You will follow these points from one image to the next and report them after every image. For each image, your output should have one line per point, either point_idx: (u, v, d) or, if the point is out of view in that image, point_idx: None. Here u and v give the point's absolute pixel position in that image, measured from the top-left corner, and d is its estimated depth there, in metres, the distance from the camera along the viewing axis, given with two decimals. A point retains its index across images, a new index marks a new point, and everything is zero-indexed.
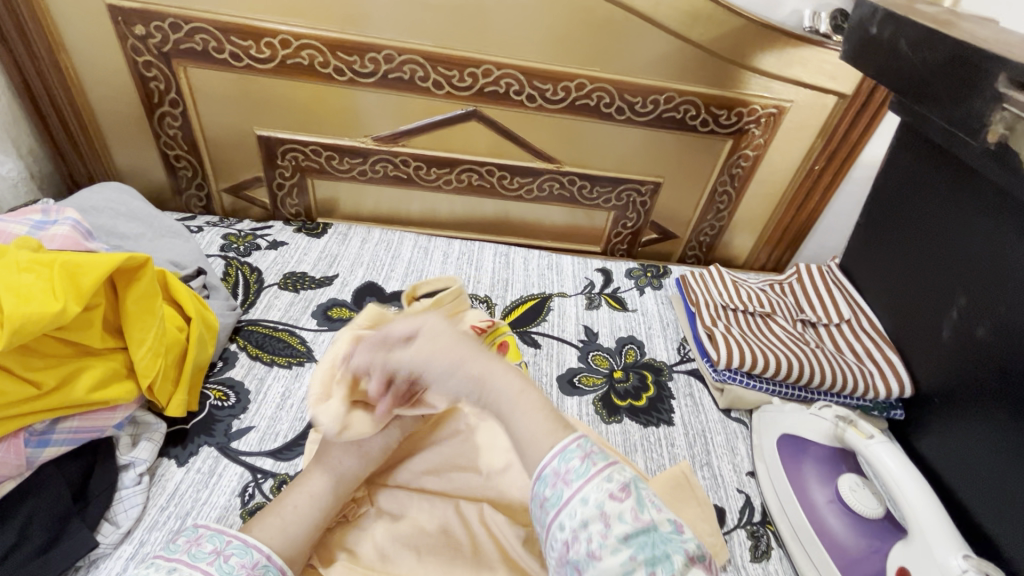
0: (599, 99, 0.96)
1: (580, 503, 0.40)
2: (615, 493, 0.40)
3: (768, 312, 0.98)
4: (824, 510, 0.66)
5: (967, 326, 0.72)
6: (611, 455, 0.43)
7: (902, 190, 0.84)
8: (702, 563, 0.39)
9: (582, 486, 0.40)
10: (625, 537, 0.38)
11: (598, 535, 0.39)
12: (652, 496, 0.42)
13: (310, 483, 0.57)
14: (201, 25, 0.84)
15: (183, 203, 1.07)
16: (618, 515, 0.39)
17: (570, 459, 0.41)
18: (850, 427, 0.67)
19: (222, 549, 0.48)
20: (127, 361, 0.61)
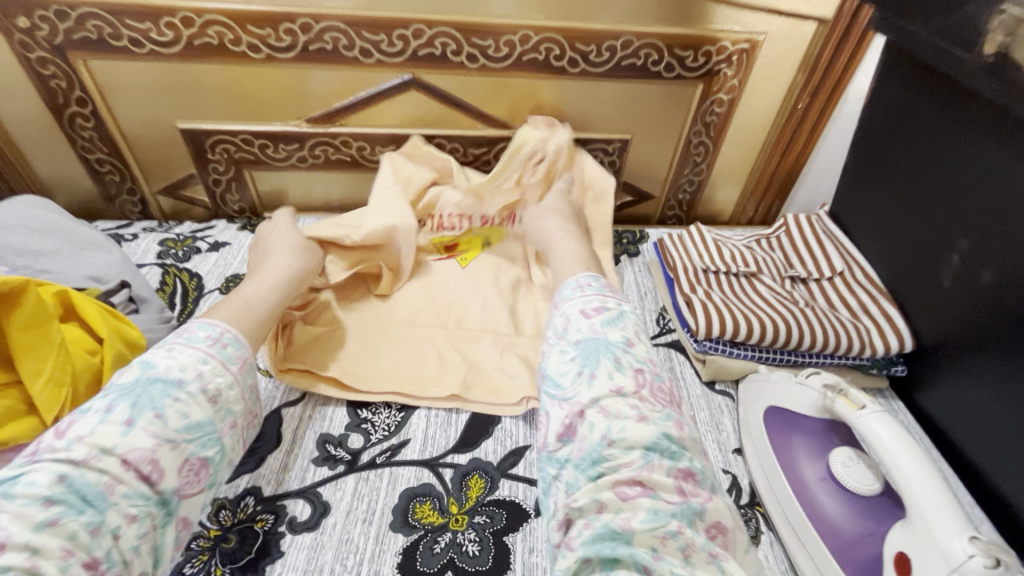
0: (548, 52, 0.86)
1: (560, 312, 0.63)
2: (587, 312, 0.61)
3: (754, 271, 0.89)
4: (818, 491, 0.60)
5: (971, 271, 0.64)
6: (600, 292, 0.64)
7: (892, 122, 0.74)
8: (642, 386, 0.55)
9: (567, 300, 0.64)
10: (577, 339, 0.58)
11: (562, 338, 0.60)
12: (617, 321, 0.60)
13: (257, 288, 0.68)
14: (91, 10, 0.75)
15: (118, 211, 1.00)
16: (579, 327, 0.60)
17: (566, 290, 0.66)
18: (841, 396, 0.60)
19: (217, 338, 0.57)
20: (26, 397, 0.55)
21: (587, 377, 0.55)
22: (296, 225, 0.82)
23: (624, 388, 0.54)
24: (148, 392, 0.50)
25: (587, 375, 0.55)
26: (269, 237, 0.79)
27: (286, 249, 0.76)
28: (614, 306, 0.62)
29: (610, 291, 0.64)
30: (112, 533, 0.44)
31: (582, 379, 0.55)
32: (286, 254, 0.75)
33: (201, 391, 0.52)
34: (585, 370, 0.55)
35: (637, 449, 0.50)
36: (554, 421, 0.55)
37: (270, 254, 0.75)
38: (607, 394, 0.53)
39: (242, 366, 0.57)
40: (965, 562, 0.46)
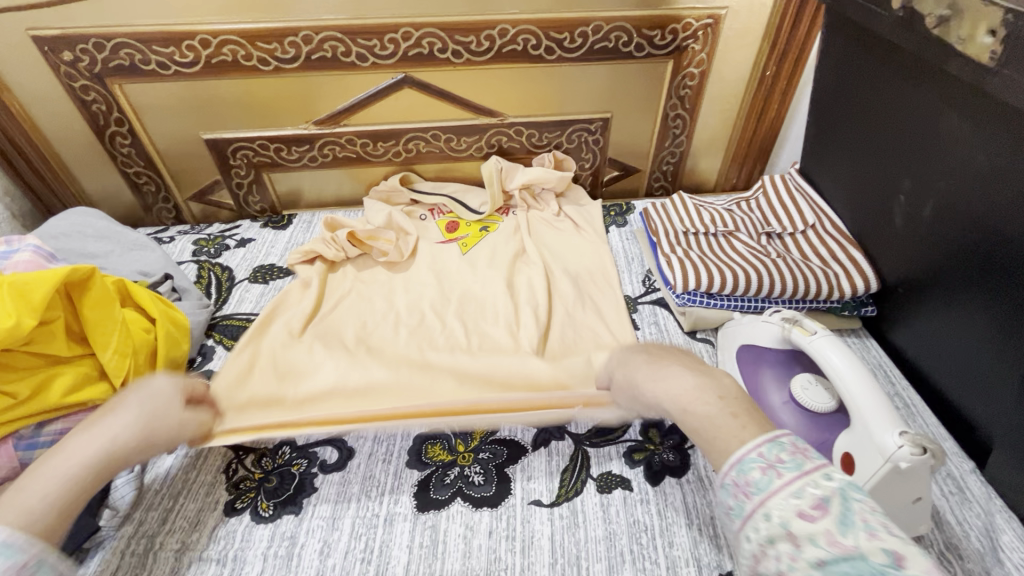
0: (525, 42, 0.94)
1: (761, 514, 0.41)
2: (808, 513, 0.40)
3: (731, 230, 0.96)
4: (783, 414, 0.67)
5: (915, 208, 0.71)
6: (799, 470, 0.43)
7: (840, 79, 0.80)
8: None
9: (768, 495, 0.42)
10: (821, 564, 0.38)
11: (789, 558, 0.39)
12: (853, 513, 0.40)
13: (76, 459, 0.53)
14: (123, 40, 0.87)
15: (156, 218, 1.12)
16: (811, 539, 0.39)
17: (748, 469, 0.44)
18: (795, 328, 0.67)
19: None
20: (97, 365, 0.66)
21: None
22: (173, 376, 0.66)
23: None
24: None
25: None
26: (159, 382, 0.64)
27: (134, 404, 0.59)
28: (825, 480, 0.42)
29: (809, 461, 0.43)
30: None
31: None
32: (130, 424, 0.57)
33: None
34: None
35: None
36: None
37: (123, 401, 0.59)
38: None
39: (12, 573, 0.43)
40: (895, 451, 0.52)
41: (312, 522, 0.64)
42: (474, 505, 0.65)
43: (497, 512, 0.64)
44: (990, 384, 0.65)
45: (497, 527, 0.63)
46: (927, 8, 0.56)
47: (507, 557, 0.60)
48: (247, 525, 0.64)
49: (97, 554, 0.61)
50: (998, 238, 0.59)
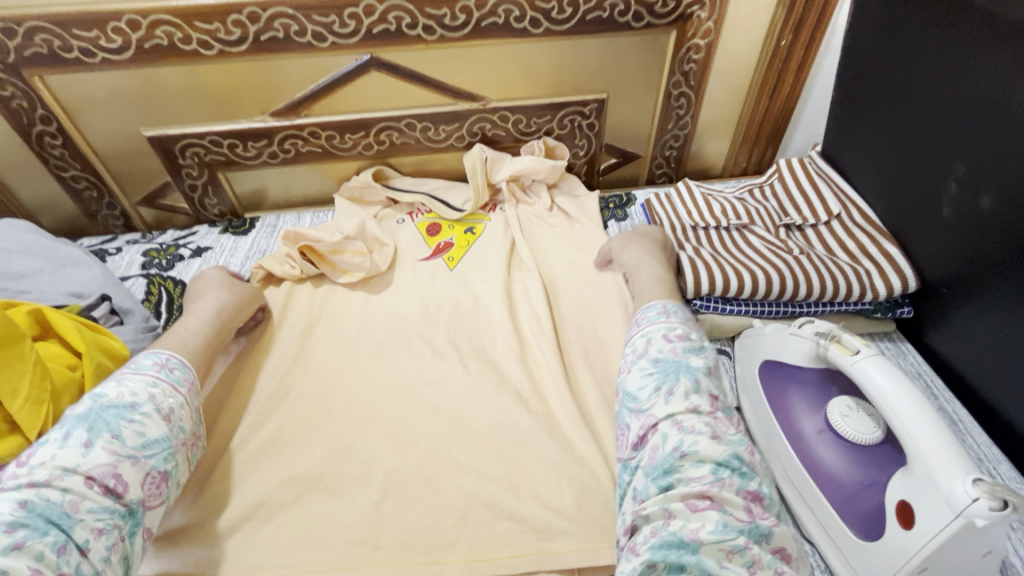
0: (506, 14, 0.82)
1: (641, 334, 0.62)
2: (670, 336, 0.59)
3: (746, 223, 0.85)
4: (818, 445, 0.57)
5: (969, 197, 0.60)
6: (684, 320, 0.63)
7: (880, 42, 0.70)
8: (717, 411, 0.53)
9: (649, 322, 0.62)
10: (654, 357, 0.57)
11: (639, 357, 0.59)
12: (700, 350, 0.58)
13: (193, 315, 0.69)
14: (37, 24, 0.74)
15: (103, 226, 1.01)
16: (658, 346, 0.59)
17: (649, 311, 0.64)
18: (834, 344, 0.56)
19: (164, 363, 0.59)
20: (8, 415, 0.56)
21: (664, 393, 0.54)
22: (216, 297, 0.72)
23: (699, 408, 0.52)
24: (102, 417, 0.51)
25: (663, 393, 0.54)
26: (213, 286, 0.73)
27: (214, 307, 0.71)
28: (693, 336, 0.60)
29: (692, 321, 0.62)
30: (80, 548, 0.44)
31: (659, 396, 0.54)
32: (217, 292, 0.73)
33: (156, 411, 0.54)
34: (663, 389, 0.54)
35: (708, 462, 0.48)
36: (633, 432, 0.54)
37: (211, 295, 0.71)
38: (683, 408, 0.52)
39: (190, 386, 0.60)
40: (969, 506, 0.43)
41: None
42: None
43: None
44: None
45: None
46: None
47: None
48: None
49: None
50: None
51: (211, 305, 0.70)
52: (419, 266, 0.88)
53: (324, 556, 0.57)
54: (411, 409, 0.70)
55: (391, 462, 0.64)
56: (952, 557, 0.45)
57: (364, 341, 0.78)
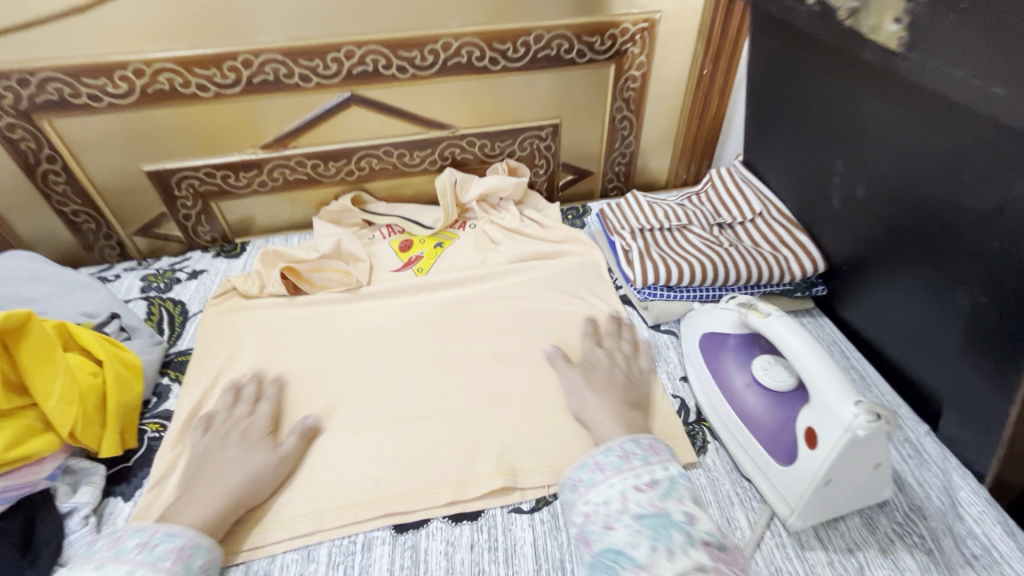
0: (469, 54, 0.95)
1: (606, 485, 0.55)
2: (640, 484, 0.54)
3: (684, 224, 0.99)
4: (746, 394, 0.69)
5: (850, 188, 0.74)
6: (644, 459, 0.58)
7: (767, 68, 0.82)
8: (717, 561, 0.48)
9: (613, 469, 0.57)
10: (640, 515, 0.51)
11: (620, 512, 0.52)
12: (674, 491, 0.54)
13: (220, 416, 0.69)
14: (49, 73, 0.83)
15: (98, 256, 1.07)
16: (637, 500, 0.53)
17: (609, 454, 0.58)
18: (752, 312, 0.69)
19: (178, 550, 0.53)
20: (40, 415, 0.63)
21: (663, 551, 0.48)
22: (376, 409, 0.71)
23: (704, 564, 0.47)
24: None
25: (664, 552, 0.47)
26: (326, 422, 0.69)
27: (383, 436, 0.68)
28: (663, 470, 0.56)
29: (655, 455, 0.58)
30: None
31: (659, 554, 0.47)
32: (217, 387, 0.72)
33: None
34: (660, 546, 0.48)
35: None
36: None
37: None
38: (690, 565, 0.47)
39: (179, 556, 0.52)
40: (853, 420, 0.55)
41: (285, 557, 0.62)
42: (454, 520, 0.65)
43: (477, 524, 0.65)
44: (936, 353, 0.69)
45: (479, 540, 0.63)
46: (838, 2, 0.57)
47: (492, 569, 0.60)
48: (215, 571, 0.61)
49: None
50: (925, 209, 0.62)
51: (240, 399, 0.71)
52: (403, 277, 0.98)
53: (334, 523, 0.64)
54: (403, 397, 0.78)
55: (389, 441, 0.73)
56: (848, 465, 0.57)
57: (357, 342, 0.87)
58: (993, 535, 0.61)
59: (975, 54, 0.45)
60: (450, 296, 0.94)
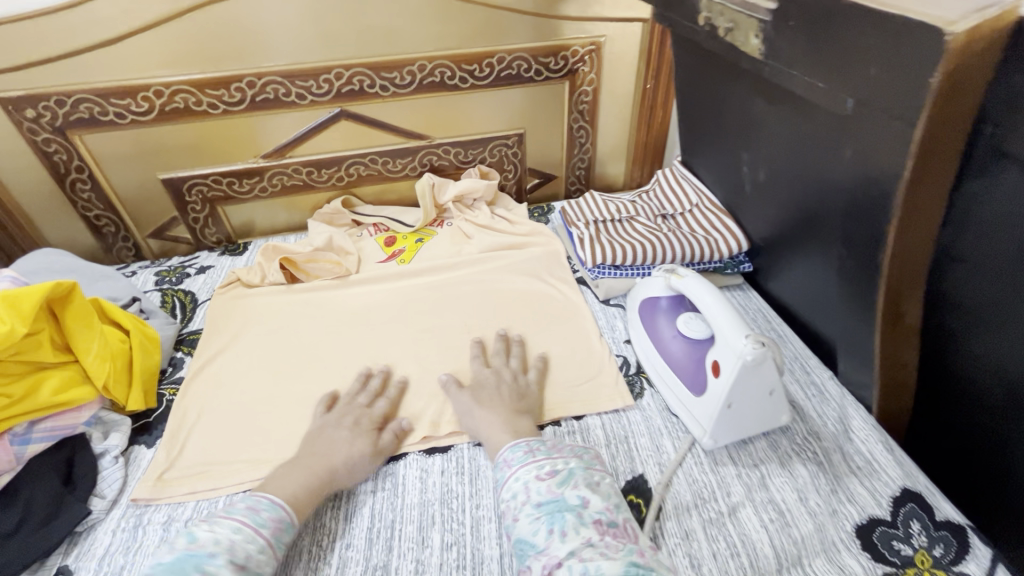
0: (442, 74, 1.11)
1: (513, 478, 0.64)
2: (540, 474, 0.63)
3: (632, 215, 1.14)
4: (671, 344, 0.82)
5: (756, 175, 0.89)
6: (547, 454, 0.66)
7: (687, 80, 0.97)
8: (605, 534, 0.56)
9: (519, 464, 0.65)
10: (538, 503, 0.59)
11: (522, 502, 0.61)
12: (570, 479, 0.62)
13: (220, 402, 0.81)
14: (82, 95, 0.98)
15: (115, 257, 1.21)
16: (538, 489, 0.61)
17: (516, 451, 0.67)
18: (672, 275, 0.83)
19: (253, 507, 0.62)
20: (78, 370, 0.74)
21: (557, 532, 0.56)
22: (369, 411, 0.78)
23: (591, 539, 0.55)
24: (185, 565, 0.53)
25: (558, 533, 0.55)
26: (330, 422, 0.76)
27: (374, 435, 0.75)
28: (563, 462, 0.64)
29: (555, 450, 0.66)
30: None
31: (554, 535, 0.55)
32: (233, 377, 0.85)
33: (229, 561, 0.55)
34: (554, 528, 0.56)
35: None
36: (534, 574, 0.54)
37: (330, 435, 0.74)
38: (579, 542, 0.54)
39: (276, 525, 0.61)
40: (742, 347, 0.68)
41: None
42: (428, 453, 0.78)
43: (447, 455, 0.77)
44: (831, 306, 0.83)
45: (448, 466, 0.75)
46: (719, 22, 0.72)
47: (458, 487, 0.73)
48: (228, 496, 0.73)
49: (93, 535, 0.68)
50: (803, 185, 0.77)
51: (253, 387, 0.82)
52: (387, 267, 1.12)
53: None
54: (386, 362, 0.91)
55: None
56: (744, 387, 0.70)
57: (347, 320, 1.00)
58: (875, 451, 0.74)
59: (803, 59, 0.61)
60: (428, 282, 1.08)
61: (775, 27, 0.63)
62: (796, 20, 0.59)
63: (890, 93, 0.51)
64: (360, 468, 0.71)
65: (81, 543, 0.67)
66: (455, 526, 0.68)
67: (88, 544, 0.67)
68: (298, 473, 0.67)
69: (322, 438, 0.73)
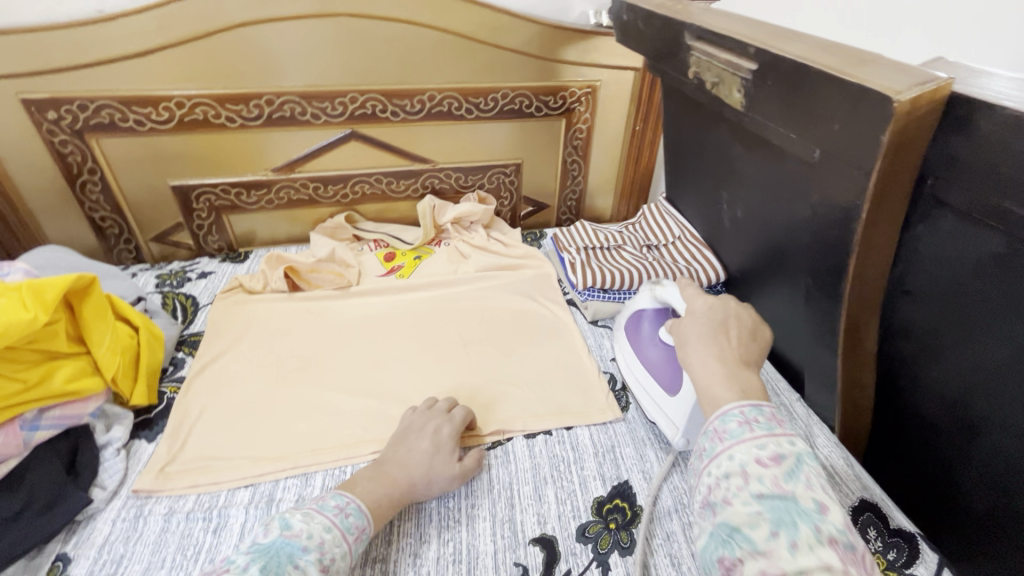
0: (449, 105, 1.19)
1: (727, 455, 0.51)
2: (763, 459, 0.49)
3: (619, 245, 1.23)
4: (652, 350, 0.89)
5: (735, 213, 0.98)
6: (770, 431, 0.52)
7: (675, 126, 1.08)
8: (848, 562, 0.42)
9: (733, 438, 0.52)
10: (761, 495, 0.47)
11: (738, 486, 0.48)
12: (802, 472, 0.48)
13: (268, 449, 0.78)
14: (105, 101, 1.02)
15: (116, 259, 1.23)
16: (759, 476, 0.48)
17: (728, 420, 0.53)
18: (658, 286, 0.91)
19: (342, 508, 0.63)
20: (90, 362, 0.77)
21: (785, 540, 0.43)
22: (451, 418, 0.79)
23: (833, 566, 0.41)
24: (279, 554, 0.53)
25: (785, 541, 0.43)
26: (410, 427, 0.77)
27: (455, 449, 0.76)
28: (789, 444, 0.50)
29: (779, 427, 0.52)
30: None
31: (780, 541, 0.43)
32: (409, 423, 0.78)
33: (319, 560, 0.55)
34: (782, 534, 0.44)
35: None
36: None
37: (410, 443, 0.75)
38: (815, 565, 0.41)
39: (359, 535, 0.62)
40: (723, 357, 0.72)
41: (287, 481, 0.76)
42: None
43: None
44: (798, 336, 0.92)
45: None
46: (708, 77, 0.83)
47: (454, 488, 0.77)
48: (229, 490, 0.75)
49: (93, 524, 0.69)
50: (776, 223, 0.86)
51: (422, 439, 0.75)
52: (387, 281, 1.16)
53: (328, 457, 0.79)
54: (385, 369, 0.95)
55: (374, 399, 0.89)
56: None
57: (348, 328, 1.04)
58: (834, 460, 0.83)
59: (779, 113, 0.70)
60: (427, 296, 1.13)
61: (755, 85, 0.73)
62: (774, 80, 0.69)
63: (852, 146, 0.61)
64: (440, 481, 0.72)
65: (80, 531, 0.68)
66: (451, 523, 0.72)
67: (87, 532, 0.68)
68: (378, 480, 0.69)
69: (402, 447, 0.74)
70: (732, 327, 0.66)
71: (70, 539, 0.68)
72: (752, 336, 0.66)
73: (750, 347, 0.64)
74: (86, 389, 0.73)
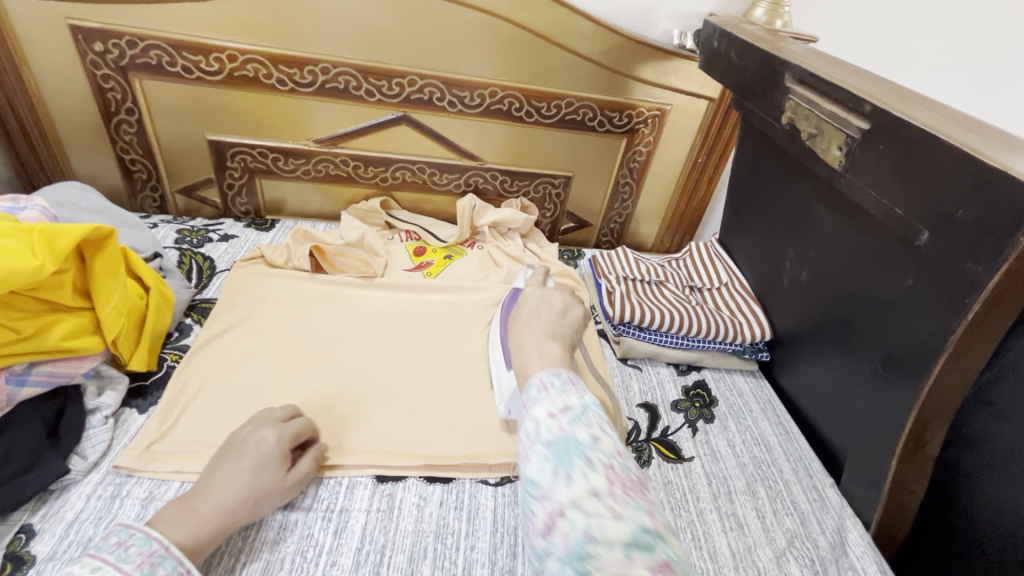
0: (510, 104, 1.13)
1: (528, 416, 0.57)
2: (553, 412, 0.55)
3: (661, 280, 1.14)
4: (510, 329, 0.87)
5: (797, 273, 0.91)
6: (564, 386, 0.59)
7: (748, 168, 1.01)
8: (614, 483, 0.50)
9: (533, 403, 0.58)
10: (548, 440, 0.53)
11: (532, 440, 0.54)
12: (584, 414, 0.55)
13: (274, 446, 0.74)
14: (155, 42, 0.97)
15: (138, 204, 1.18)
16: (548, 428, 0.54)
17: (532, 390, 0.60)
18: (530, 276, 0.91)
19: (122, 542, 0.52)
20: (91, 319, 0.71)
21: (563, 476, 0.50)
22: (281, 426, 0.69)
23: (599, 488, 0.49)
24: None
25: (563, 476, 0.50)
26: (232, 442, 0.66)
27: (285, 459, 0.67)
28: (576, 398, 0.57)
29: (571, 384, 0.59)
30: None
31: (559, 480, 0.50)
32: (234, 440, 0.67)
33: None
34: (560, 471, 0.50)
35: (618, 545, 0.45)
36: (540, 521, 0.49)
37: (230, 464, 0.64)
38: (586, 492, 0.49)
39: (147, 559, 0.51)
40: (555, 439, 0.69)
41: None
42: (428, 480, 0.75)
43: (448, 487, 0.75)
44: (843, 418, 0.85)
45: (447, 499, 0.73)
46: (803, 126, 0.76)
47: (455, 524, 0.70)
48: None
49: (65, 496, 0.64)
50: (850, 295, 0.78)
51: (244, 458, 0.64)
52: (413, 277, 1.10)
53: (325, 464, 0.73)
54: (398, 375, 0.89)
55: (387, 401, 0.84)
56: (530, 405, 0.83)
57: (366, 321, 0.98)
58: (868, 570, 0.73)
59: (884, 181, 0.63)
60: (452, 301, 1.07)
61: (862, 145, 0.65)
62: (887, 145, 0.61)
63: (975, 237, 0.53)
64: (269, 499, 0.64)
65: (49, 504, 0.63)
66: (446, 564, 0.66)
67: (57, 505, 0.63)
68: (187, 517, 0.58)
69: (222, 468, 0.64)
70: (546, 312, 0.75)
71: (38, 510, 0.62)
72: (563, 316, 0.75)
73: (560, 324, 0.73)
74: (82, 348, 0.68)
